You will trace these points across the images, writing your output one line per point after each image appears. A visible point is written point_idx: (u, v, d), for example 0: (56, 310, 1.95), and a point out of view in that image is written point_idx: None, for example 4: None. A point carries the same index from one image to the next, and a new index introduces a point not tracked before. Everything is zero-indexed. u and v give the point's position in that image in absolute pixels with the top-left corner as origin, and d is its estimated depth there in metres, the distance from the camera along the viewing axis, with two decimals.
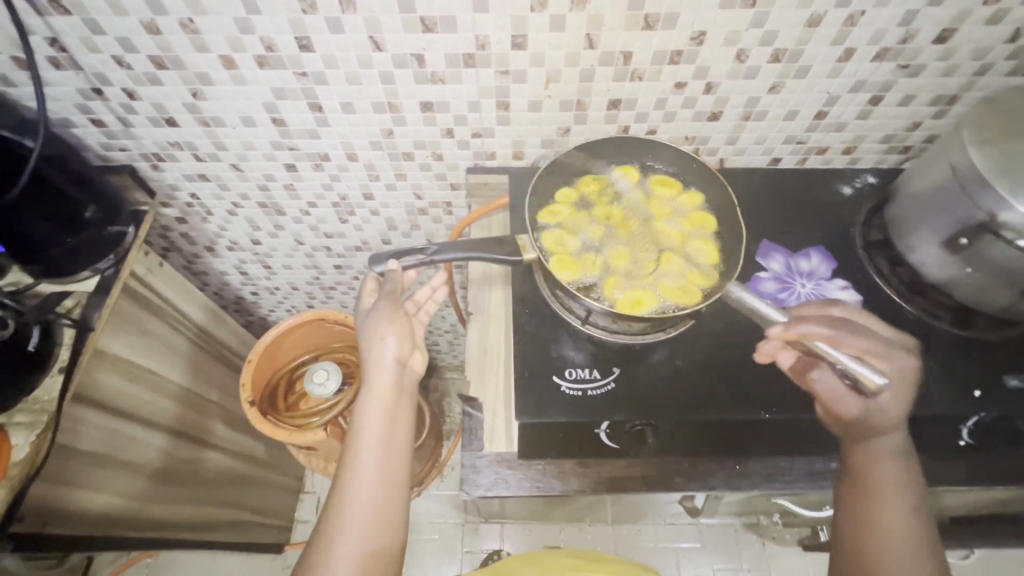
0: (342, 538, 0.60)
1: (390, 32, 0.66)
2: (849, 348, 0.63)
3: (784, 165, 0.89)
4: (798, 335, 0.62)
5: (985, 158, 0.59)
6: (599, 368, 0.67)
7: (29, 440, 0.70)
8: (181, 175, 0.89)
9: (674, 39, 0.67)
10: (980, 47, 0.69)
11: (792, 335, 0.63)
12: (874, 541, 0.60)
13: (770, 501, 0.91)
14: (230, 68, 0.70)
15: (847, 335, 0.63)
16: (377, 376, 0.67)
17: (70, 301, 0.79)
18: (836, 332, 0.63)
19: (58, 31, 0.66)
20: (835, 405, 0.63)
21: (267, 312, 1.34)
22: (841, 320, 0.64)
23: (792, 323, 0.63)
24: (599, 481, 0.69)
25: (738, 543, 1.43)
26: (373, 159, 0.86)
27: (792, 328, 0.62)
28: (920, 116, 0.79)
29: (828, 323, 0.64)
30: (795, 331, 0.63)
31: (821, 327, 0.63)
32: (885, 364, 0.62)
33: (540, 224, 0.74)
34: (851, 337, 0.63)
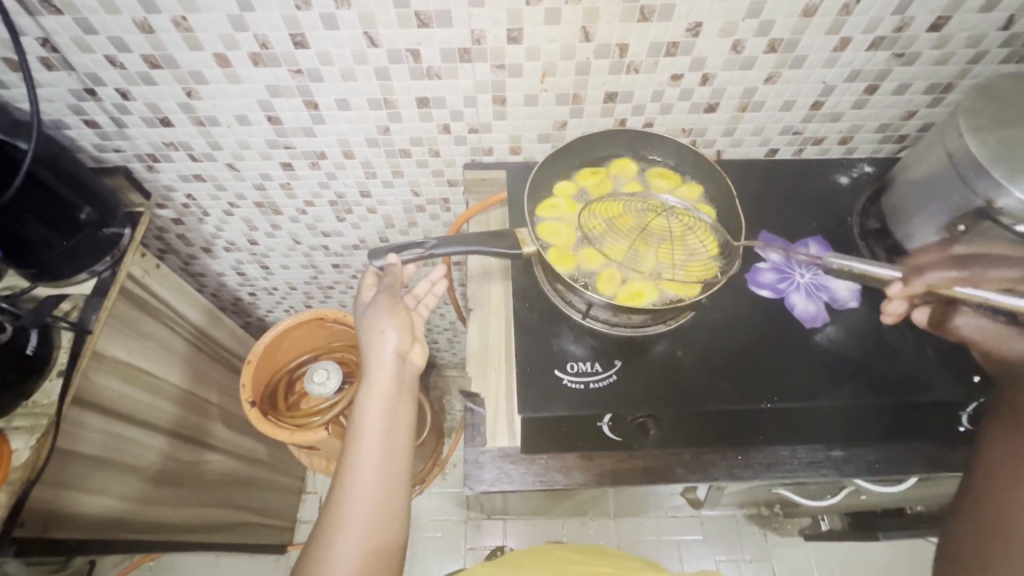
0: (343, 535, 0.60)
1: (384, 27, 0.65)
2: (993, 285, 0.56)
3: (781, 156, 0.89)
4: (922, 287, 0.59)
5: (981, 144, 0.59)
6: (600, 361, 0.67)
7: (29, 444, 0.70)
8: (177, 175, 0.88)
9: (670, 30, 0.67)
10: (975, 34, 0.69)
11: (917, 288, 0.59)
12: (991, 515, 0.51)
13: (772, 491, 0.91)
14: (224, 66, 0.70)
15: (994, 269, 0.57)
16: (377, 370, 0.68)
17: (67, 304, 0.79)
18: (970, 273, 0.58)
19: (49, 31, 0.65)
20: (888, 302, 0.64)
21: (265, 312, 1.34)
22: (973, 258, 0.60)
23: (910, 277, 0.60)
24: (602, 474, 0.69)
25: (739, 534, 1.43)
26: (369, 157, 0.85)
27: (911, 282, 0.60)
28: (915, 105, 0.79)
29: (954, 264, 0.59)
30: (918, 282, 0.59)
31: (948, 271, 0.59)
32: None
33: (539, 218, 0.73)
34: (992, 270, 0.57)
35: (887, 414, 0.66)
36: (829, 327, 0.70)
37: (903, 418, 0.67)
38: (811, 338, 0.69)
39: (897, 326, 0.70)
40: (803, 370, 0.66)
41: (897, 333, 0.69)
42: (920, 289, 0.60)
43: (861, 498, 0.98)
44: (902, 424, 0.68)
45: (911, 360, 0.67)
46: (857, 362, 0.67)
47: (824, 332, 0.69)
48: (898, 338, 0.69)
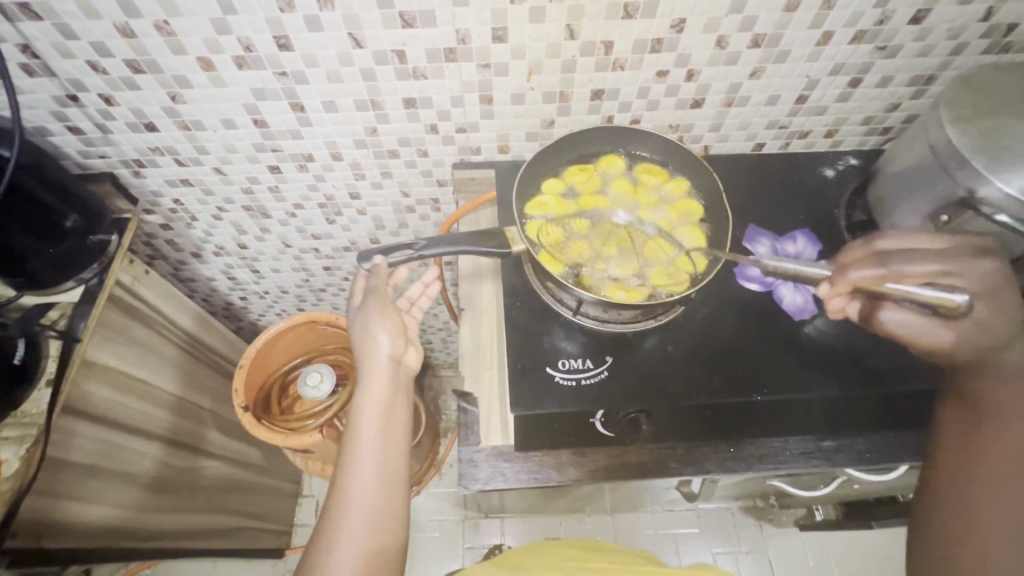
0: (342, 537, 0.60)
1: (369, 28, 0.65)
2: (912, 279, 0.55)
3: (768, 150, 0.90)
4: (850, 286, 0.56)
5: (961, 135, 0.60)
6: (592, 358, 0.67)
7: (19, 455, 0.69)
8: (164, 180, 0.88)
9: (654, 27, 0.67)
10: (955, 26, 0.70)
11: (846, 287, 0.57)
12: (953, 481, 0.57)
13: (765, 482, 0.92)
14: (208, 69, 0.69)
15: (913, 264, 0.55)
16: (372, 373, 0.68)
17: (54, 313, 0.77)
18: (890, 270, 0.55)
19: (29, 38, 0.65)
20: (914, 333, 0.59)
21: (257, 316, 1.33)
22: (889, 252, 0.57)
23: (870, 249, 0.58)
24: (596, 470, 0.69)
25: (736, 527, 1.45)
26: (357, 158, 0.85)
27: (839, 283, 0.57)
28: (898, 97, 0.80)
29: (875, 259, 0.56)
30: (845, 283, 0.56)
31: (870, 268, 0.55)
32: (962, 278, 0.56)
33: (529, 216, 0.74)
34: (909, 265, 0.55)
35: (875, 403, 0.67)
36: (818, 319, 0.70)
37: (892, 407, 0.68)
38: (800, 330, 0.69)
39: None
40: (793, 363, 0.67)
41: None
42: (849, 288, 0.57)
43: (854, 487, 0.99)
44: (891, 414, 0.69)
45: (899, 349, 0.68)
46: (846, 353, 0.67)
47: (813, 324, 0.70)
48: None
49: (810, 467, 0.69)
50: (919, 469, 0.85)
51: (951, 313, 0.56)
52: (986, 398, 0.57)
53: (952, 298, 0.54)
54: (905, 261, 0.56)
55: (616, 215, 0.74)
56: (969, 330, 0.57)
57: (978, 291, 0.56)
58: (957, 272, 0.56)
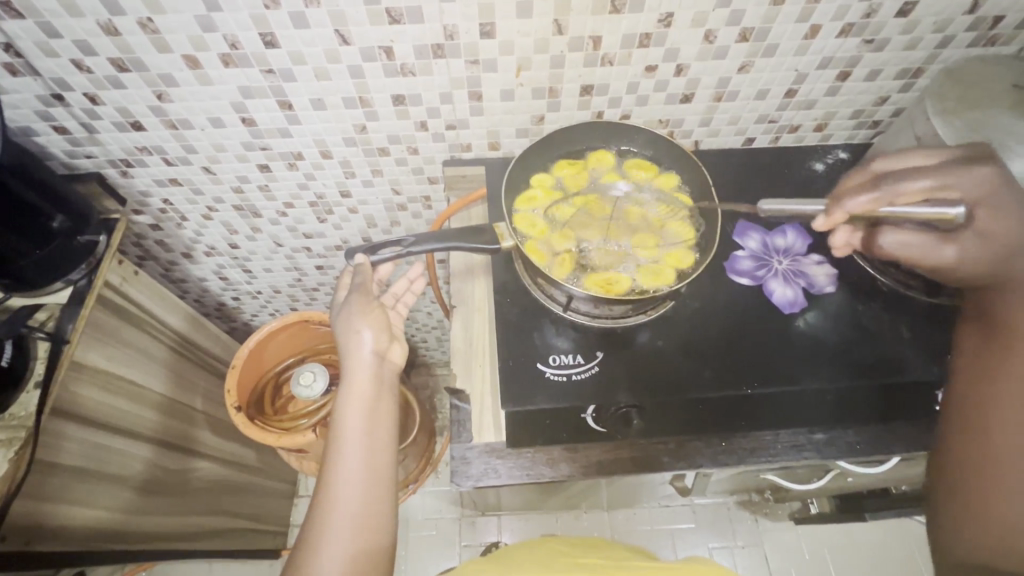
0: (331, 537, 0.59)
1: (356, 25, 0.65)
2: (910, 197, 0.54)
3: (758, 144, 0.90)
4: (845, 217, 0.55)
5: (947, 127, 0.60)
6: (583, 353, 0.67)
7: (8, 456, 0.69)
8: (152, 180, 0.87)
9: (642, 22, 0.67)
10: (941, 19, 0.70)
11: (840, 218, 0.55)
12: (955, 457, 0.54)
13: (759, 475, 0.93)
14: (193, 67, 0.69)
15: (909, 181, 0.54)
16: (356, 371, 0.68)
17: (42, 314, 0.78)
18: (884, 191, 0.54)
19: (12, 36, 0.64)
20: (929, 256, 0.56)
21: (250, 316, 1.33)
22: (884, 173, 0.56)
23: (832, 209, 0.56)
24: (588, 465, 0.70)
25: (731, 521, 1.45)
26: (347, 155, 0.85)
27: (833, 214, 0.56)
28: (887, 91, 0.81)
29: (869, 184, 0.55)
30: (840, 213, 0.55)
31: (864, 194, 0.55)
32: (959, 189, 0.53)
33: (517, 211, 0.74)
34: (902, 184, 0.54)
35: (865, 396, 0.68)
36: (809, 312, 0.70)
37: (882, 399, 0.68)
38: (791, 323, 0.70)
39: (873, 308, 0.70)
40: (783, 356, 0.67)
41: (874, 315, 0.70)
42: (843, 218, 0.56)
43: (847, 480, 0.99)
44: (882, 406, 0.69)
45: (889, 341, 0.68)
46: (836, 345, 0.68)
47: (804, 318, 0.70)
48: (875, 321, 0.69)
49: (801, 459, 0.70)
50: (910, 461, 0.86)
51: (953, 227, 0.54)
52: (1005, 314, 0.53)
53: (948, 212, 0.53)
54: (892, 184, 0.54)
55: (616, 189, 0.76)
56: (972, 243, 0.54)
57: (978, 200, 0.53)
58: (955, 184, 0.53)
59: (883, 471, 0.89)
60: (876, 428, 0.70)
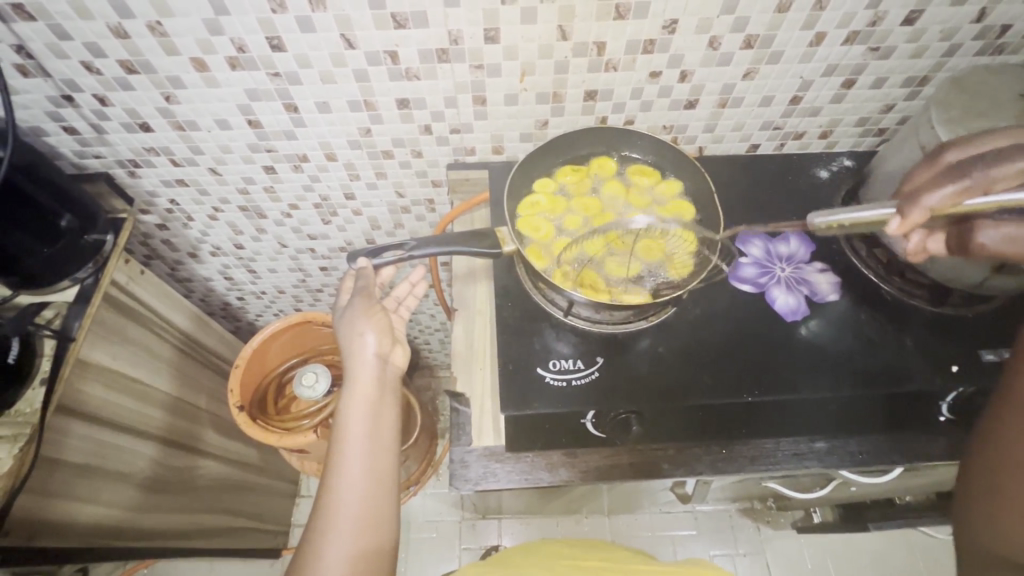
0: (333, 538, 0.60)
1: (361, 29, 0.65)
2: (1001, 185, 0.51)
3: (763, 151, 0.89)
4: (925, 214, 0.53)
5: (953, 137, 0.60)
6: (584, 358, 0.67)
7: (13, 453, 0.69)
8: (160, 180, 0.88)
9: (647, 28, 0.67)
10: (947, 28, 0.69)
11: (921, 217, 0.53)
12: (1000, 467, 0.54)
13: (760, 483, 0.92)
14: (201, 70, 0.70)
15: (998, 168, 0.51)
16: (359, 373, 0.68)
17: (49, 312, 0.78)
18: (970, 181, 0.52)
19: (23, 38, 0.65)
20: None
21: (254, 316, 1.34)
22: (963, 162, 0.54)
23: (908, 207, 0.54)
24: (588, 470, 0.70)
25: (733, 528, 1.44)
26: (352, 158, 0.85)
27: (910, 214, 0.54)
28: (893, 98, 0.80)
29: (950, 175, 0.53)
30: (918, 211, 0.53)
31: (949, 185, 0.53)
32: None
33: (520, 216, 0.74)
34: (995, 170, 0.52)
35: (870, 405, 0.67)
36: (812, 320, 0.70)
37: (886, 409, 0.68)
38: (794, 331, 0.69)
39: (877, 318, 0.70)
40: (784, 364, 0.66)
41: (877, 325, 0.69)
42: (925, 216, 0.54)
43: (849, 490, 0.98)
44: (884, 416, 0.69)
45: (892, 351, 0.67)
46: (838, 355, 0.67)
47: (807, 325, 0.70)
48: (878, 330, 0.69)
49: (801, 468, 0.69)
50: (913, 471, 0.85)
51: None
52: None
53: None
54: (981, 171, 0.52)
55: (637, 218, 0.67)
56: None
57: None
58: None
59: (886, 481, 0.88)
60: (877, 438, 0.70)
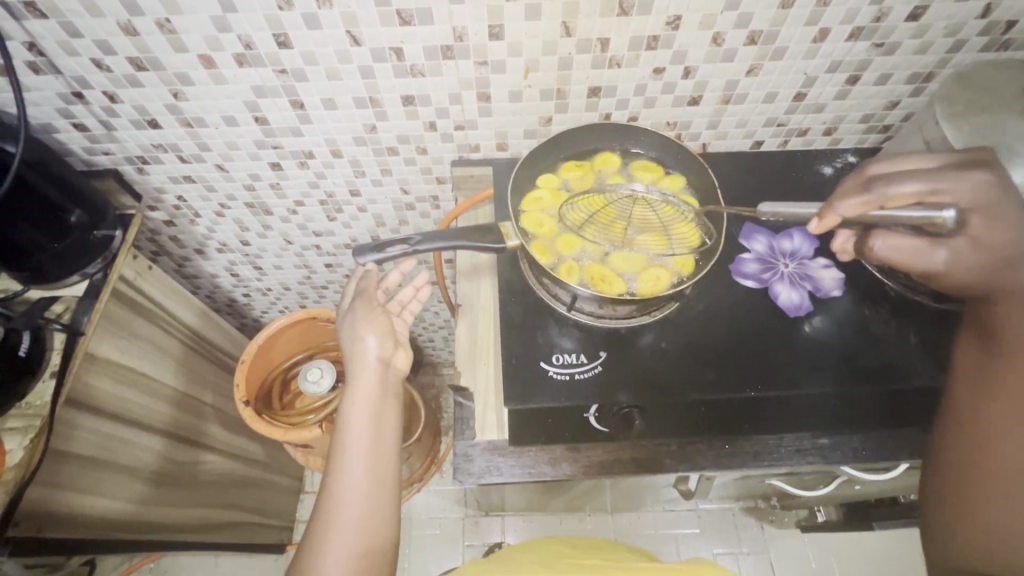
0: (334, 538, 0.60)
1: (367, 26, 0.66)
2: (901, 200, 0.54)
3: (766, 147, 0.90)
4: (838, 218, 0.56)
5: (956, 130, 0.61)
6: (587, 353, 0.67)
7: (23, 445, 0.70)
8: (167, 177, 0.89)
9: (650, 25, 0.68)
10: (952, 23, 0.69)
11: (833, 221, 0.56)
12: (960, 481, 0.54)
13: (764, 481, 0.92)
14: (209, 67, 0.71)
15: (899, 185, 0.54)
16: (360, 375, 0.69)
17: (59, 306, 0.79)
18: (874, 192, 0.55)
19: (35, 35, 0.66)
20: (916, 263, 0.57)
21: (260, 313, 1.35)
22: (877, 177, 0.57)
23: (825, 212, 0.57)
24: (590, 465, 0.70)
25: (737, 527, 1.44)
26: (357, 155, 0.86)
27: (826, 217, 0.57)
28: (897, 95, 0.80)
29: (860, 187, 0.56)
30: (833, 215, 0.56)
31: (856, 197, 0.55)
32: (953, 194, 0.53)
33: (523, 211, 0.75)
34: (893, 187, 0.54)
35: (872, 401, 0.67)
36: (815, 315, 0.70)
37: (891, 403, 0.68)
38: (797, 326, 0.69)
39: (880, 314, 0.70)
40: (785, 360, 0.67)
41: (881, 320, 0.69)
42: (837, 220, 0.57)
43: (854, 488, 0.98)
44: (888, 411, 0.69)
45: (894, 346, 0.67)
46: (841, 350, 0.67)
47: (810, 321, 0.70)
48: (881, 326, 0.69)
49: (804, 464, 0.69)
50: (917, 469, 0.85)
51: (943, 231, 0.54)
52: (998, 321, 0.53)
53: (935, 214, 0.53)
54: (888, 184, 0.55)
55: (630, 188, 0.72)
56: (964, 247, 0.53)
57: (972, 205, 0.53)
58: (946, 189, 0.53)
59: (890, 479, 0.88)
60: (880, 434, 0.70)
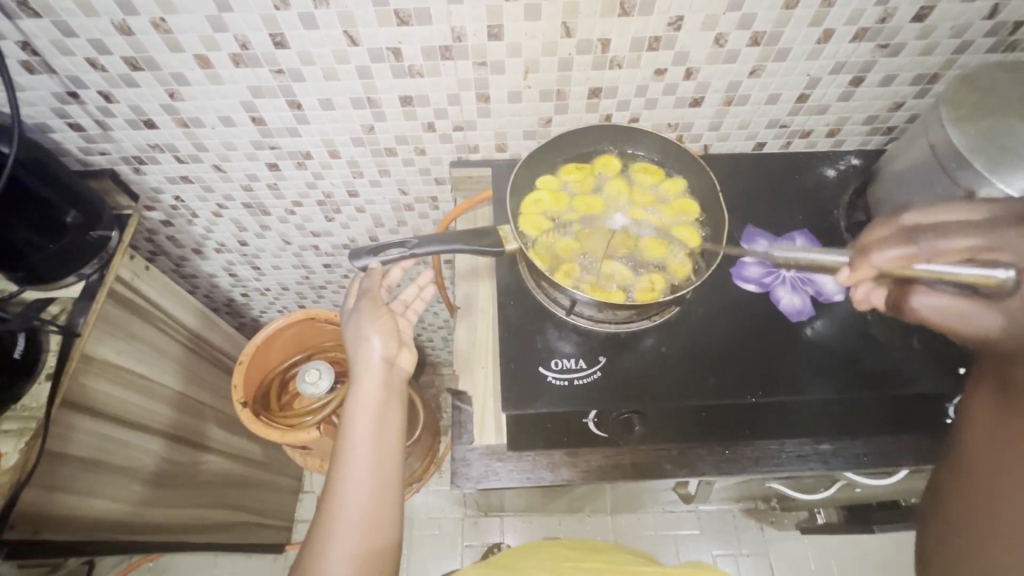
0: (337, 538, 0.60)
1: (364, 26, 0.65)
2: (948, 257, 0.49)
3: (768, 149, 0.89)
4: (871, 271, 0.52)
5: (962, 135, 0.59)
6: (585, 358, 0.67)
7: (17, 448, 0.70)
8: (164, 177, 0.88)
9: (652, 25, 0.67)
10: (958, 24, 0.68)
11: (866, 272, 0.52)
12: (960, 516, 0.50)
13: (764, 484, 0.92)
14: (205, 67, 0.70)
15: (948, 240, 0.49)
16: (364, 376, 0.68)
17: (54, 308, 0.79)
18: (920, 248, 0.50)
19: (29, 35, 0.65)
20: (965, 326, 0.49)
21: (258, 312, 1.34)
22: (918, 228, 0.52)
23: (858, 261, 0.53)
24: (588, 470, 0.70)
25: (736, 528, 1.44)
26: (355, 155, 0.85)
27: (858, 268, 0.53)
28: (901, 96, 0.79)
29: (903, 238, 0.51)
30: (866, 267, 0.52)
31: (895, 247, 0.50)
32: (1008, 253, 0.46)
33: (522, 213, 0.74)
34: (941, 243, 0.49)
35: (874, 406, 0.66)
36: (816, 320, 0.69)
37: (890, 408, 0.67)
38: (799, 331, 0.68)
39: (883, 319, 0.69)
40: (788, 365, 0.66)
41: (883, 325, 0.69)
42: (871, 272, 0.52)
43: (855, 492, 0.97)
44: (889, 416, 0.68)
45: (896, 352, 0.67)
46: (843, 355, 0.67)
47: (811, 325, 0.69)
48: (883, 332, 0.68)
49: (804, 470, 0.69)
50: (917, 474, 0.85)
51: (996, 292, 0.47)
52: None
53: (990, 274, 0.46)
54: (938, 236, 0.50)
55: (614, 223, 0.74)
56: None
57: None
58: (1004, 247, 0.47)
59: (891, 483, 0.87)
60: (881, 441, 0.70)
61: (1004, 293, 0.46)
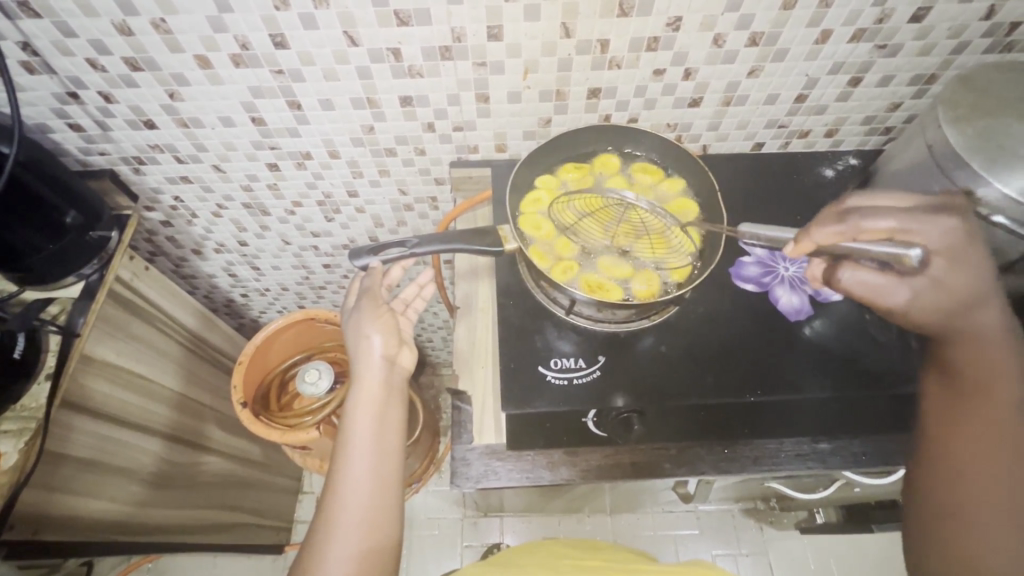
0: (337, 538, 0.60)
1: (364, 27, 0.65)
2: (873, 234, 0.55)
3: (767, 149, 0.89)
4: (813, 245, 0.56)
5: (960, 135, 0.59)
6: (585, 357, 0.67)
7: (18, 448, 0.70)
8: (164, 177, 0.88)
9: (650, 26, 0.67)
10: (956, 25, 0.69)
11: (808, 246, 0.56)
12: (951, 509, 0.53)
13: (764, 484, 0.92)
14: (204, 67, 0.70)
15: (874, 220, 0.55)
16: (364, 375, 0.68)
17: (54, 308, 0.79)
18: (850, 226, 0.54)
19: (29, 35, 0.66)
20: (883, 300, 0.56)
21: (258, 313, 1.34)
22: (855, 208, 0.56)
23: (801, 237, 0.56)
24: (588, 470, 0.70)
25: (736, 528, 1.44)
26: (355, 156, 0.85)
27: (802, 241, 0.56)
28: (899, 96, 0.79)
29: (838, 216, 0.56)
30: (808, 241, 0.56)
31: (833, 224, 0.55)
32: (922, 236, 0.54)
33: (521, 213, 0.74)
34: (869, 221, 0.55)
35: (873, 405, 0.67)
36: (815, 319, 0.69)
37: (888, 408, 0.67)
38: (798, 330, 0.69)
39: (881, 318, 0.69)
40: (787, 365, 0.66)
41: (881, 324, 0.69)
42: (812, 247, 0.56)
43: (854, 491, 0.98)
44: (888, 415, 0.69)
45: (894, 351, 0.67)
46: (841, 354, 0.67)
47: (810, 325, 0.69)
48: (881, 331, 0.68)
49: (803, 469, 0.69)
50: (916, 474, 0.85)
51: (907, 270, 0.55)
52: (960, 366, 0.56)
53: (905, 251, 0.53)
54: (869, 215, 0.55)
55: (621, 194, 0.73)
56: (925, 288, 0.55)
57: (937, 248, 0.54)
58: (917, 230, 0.54)
59: (889, 482, 0.88)
60: (879, 440, 0.70)
61: (916, 270, 0.54)
